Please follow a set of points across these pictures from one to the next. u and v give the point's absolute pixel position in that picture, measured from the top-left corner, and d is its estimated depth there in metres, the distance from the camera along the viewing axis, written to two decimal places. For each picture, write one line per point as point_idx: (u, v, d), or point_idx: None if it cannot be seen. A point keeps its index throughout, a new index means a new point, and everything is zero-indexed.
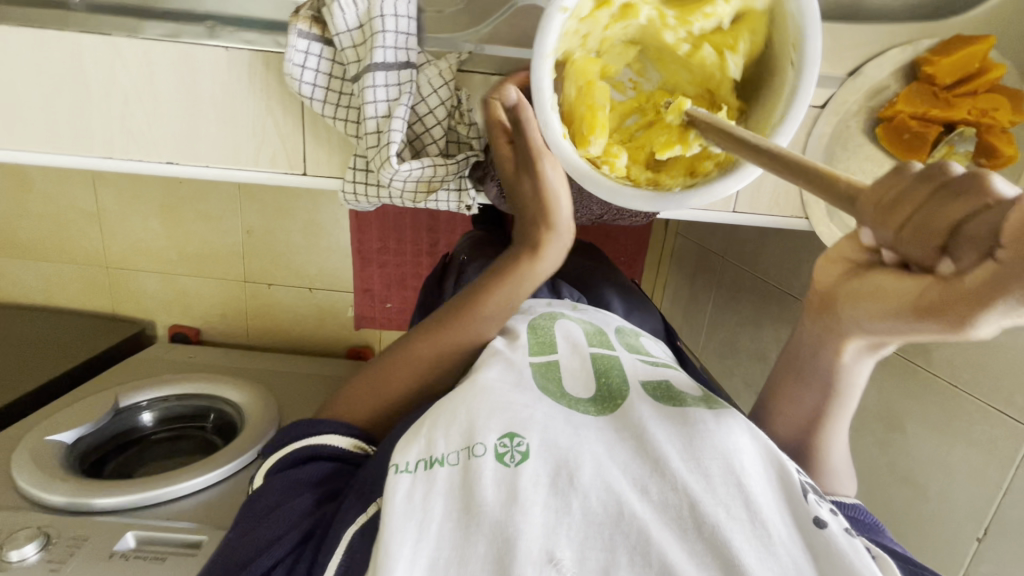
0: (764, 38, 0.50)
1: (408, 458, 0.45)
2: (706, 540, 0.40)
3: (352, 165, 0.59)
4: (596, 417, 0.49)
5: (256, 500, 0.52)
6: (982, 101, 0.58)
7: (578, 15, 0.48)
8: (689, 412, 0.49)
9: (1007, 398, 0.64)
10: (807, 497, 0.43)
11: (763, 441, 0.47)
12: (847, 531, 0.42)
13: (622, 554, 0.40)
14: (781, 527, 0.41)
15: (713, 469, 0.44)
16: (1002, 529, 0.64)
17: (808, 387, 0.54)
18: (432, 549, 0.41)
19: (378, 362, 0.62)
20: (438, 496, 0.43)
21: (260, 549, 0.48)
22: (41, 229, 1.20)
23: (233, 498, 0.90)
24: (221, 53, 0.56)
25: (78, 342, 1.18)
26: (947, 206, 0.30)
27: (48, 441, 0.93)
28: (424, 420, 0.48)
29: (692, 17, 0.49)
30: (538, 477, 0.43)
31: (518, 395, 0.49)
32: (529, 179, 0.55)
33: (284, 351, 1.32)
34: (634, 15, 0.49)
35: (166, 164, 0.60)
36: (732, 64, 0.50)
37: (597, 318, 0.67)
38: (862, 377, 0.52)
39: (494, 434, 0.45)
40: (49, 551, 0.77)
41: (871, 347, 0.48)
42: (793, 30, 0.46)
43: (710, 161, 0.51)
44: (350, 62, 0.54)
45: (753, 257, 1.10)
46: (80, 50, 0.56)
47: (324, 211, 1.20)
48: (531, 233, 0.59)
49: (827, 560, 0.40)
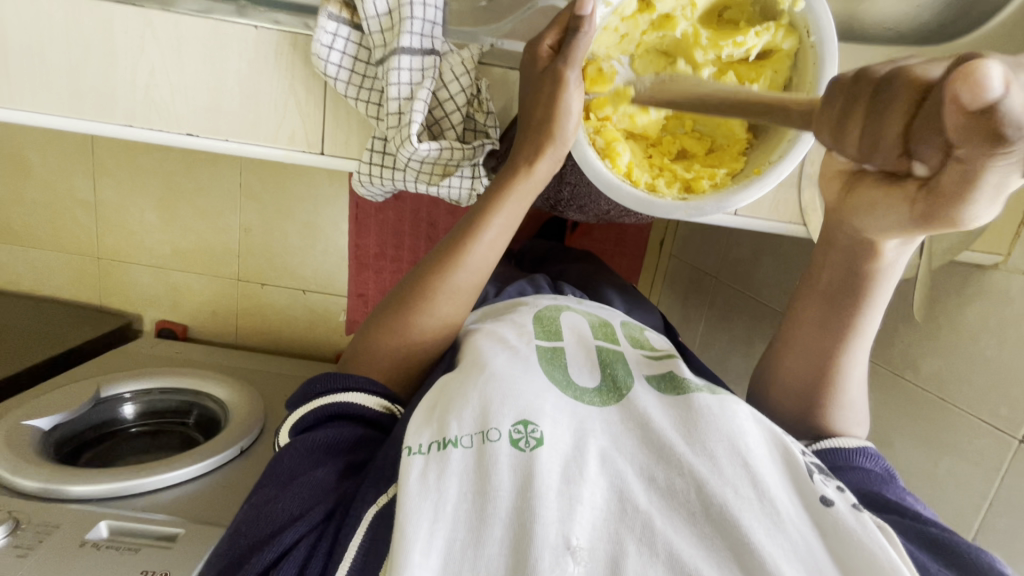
0: (785, 79, 0.55)
1: (420, 441, 0.47)
2: (715, 521, 0.43)
3: (370, 145, 0.60)
4: (601, 407, 0.53)
5: (276, 469, 0.53)
6: None
7: (620, 14, 0.54)
8: (694, 398, 0.52)
9: (992, 409, 0.66)
10: (811, 478, 0.47)
11: (766, 428, 0.51)
12: (853, 508, 0.44)
13: (630, 543, 0.41)
14: (787, 507, 0.44)
15: (719, 451, 0.47)
16: (987, 539, 0.65)
17: (834, 310, 0.59)
18: (449, 530, 0.42)
19: (385, 315, 0.60)
20: (452, 477, 0.44)
21: (284, 521, 0.49)
22: (34, 215, 1.19)
23: (216, 491, 0.88)
24: (251, 31, 0.58)
25: (62, 331, 1.16)
26: (892, 115, 0.33)
27: (25, 426, 0.90)
28: (437, 404, 0.50)
29: (723, 42, 0.53)
30: (552, 464, 0.45)
31: (530, 382, 0.51)
32: (550, 83, 0.53)
33: (273, 352, 1.30)
34: (671, 28, 0.54)
35: (186, 136, 0.61)
36: (750, 96, 0.55)
37: (602, 311, 0.71)
38: (899, 267, 0.55)
39: (508, 421, 0.47)
40: (17, 536, 0.74)
41: (906, 242, 0.51)
42: (810, 73, 0.53)
43: (706, 180, 0.57)
44: (377, 46, 0.57)
45: (746, 277, 1.13)
46: (111, 22, 0.57)
47: (324, 213, 1.20)
48: (528, 144, 0.57)
49: (835, 538, 0.43)
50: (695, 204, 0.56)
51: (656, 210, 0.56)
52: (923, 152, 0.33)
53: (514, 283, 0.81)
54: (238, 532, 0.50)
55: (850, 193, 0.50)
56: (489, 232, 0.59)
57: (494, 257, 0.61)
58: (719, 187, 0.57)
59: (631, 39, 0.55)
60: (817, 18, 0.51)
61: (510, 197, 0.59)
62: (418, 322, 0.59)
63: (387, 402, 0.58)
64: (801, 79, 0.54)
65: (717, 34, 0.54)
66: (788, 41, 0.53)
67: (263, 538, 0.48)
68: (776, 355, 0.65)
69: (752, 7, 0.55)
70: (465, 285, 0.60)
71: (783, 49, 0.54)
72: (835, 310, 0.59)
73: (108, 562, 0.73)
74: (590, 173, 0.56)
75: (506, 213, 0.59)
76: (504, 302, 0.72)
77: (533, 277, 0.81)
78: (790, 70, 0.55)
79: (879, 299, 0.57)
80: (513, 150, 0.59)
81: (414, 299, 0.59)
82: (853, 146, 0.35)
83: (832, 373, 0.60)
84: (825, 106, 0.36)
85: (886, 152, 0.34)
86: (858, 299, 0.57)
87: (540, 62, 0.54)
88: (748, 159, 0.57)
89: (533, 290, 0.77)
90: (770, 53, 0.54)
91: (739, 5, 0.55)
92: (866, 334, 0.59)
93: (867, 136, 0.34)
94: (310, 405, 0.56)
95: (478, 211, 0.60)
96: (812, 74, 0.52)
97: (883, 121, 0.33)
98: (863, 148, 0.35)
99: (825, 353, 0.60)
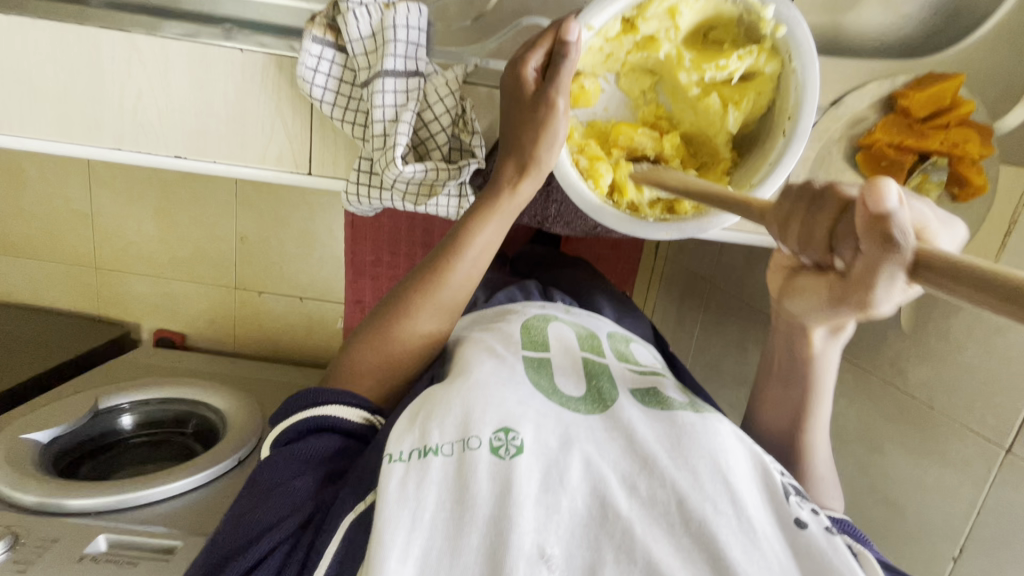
0: (768, 101, 0.56)
1: (402, 449, 0.46)
2: (694, 534, 0.43)
3: (357, 166, 0.61)
4: (586, 414, 0.53)
5: (256, 480, 0.52)
6: (954, 134, 0.60)
7: (604, 36, 0.54)
8: (677, 415, 0.53)
9: (980, 418, 0.67)
10: (788, 499, 0.47)
11: (747, 445, 0.51)
12: (827, 531, 0.45)
13: (608, 552, 0.42)
14: (765, 526, 0.45)
15: (700, 467, 0.47)
16: (977, 547, 0.66)
17: (788, 387, 0.64)
18: (426, 538, 0.42)
19: (367, 331, 0.60)
20: (430, 486, 0.44)
21: (259, 531, 0.48)
22: (30, 227, 1.20)
23: (212, 503, 0.88)
24: (237, 54, 0.58)
25: (60, 342, 1.17)
26: (822, 215, 0.37)
27: (22, 440, 0.91)
28: (419, 409, 0.50)
29: (707, 65, 0.54)
30: (531, 471, 0.45)
31: (512, 390, 0.51)
32: (541, 110, 0.53)
33: (270, 360, 1.31)
34: (655, 49, 0.55)
35: (175, 158, 0.62)
36: (733, 117, 0.56)
37: (589, 321, 0.71)
38: (831, 361, 0.61)
39: (489, 428, 0.47)
40: (16, 551, 0.75)
41: (833, 331, 0.56)
42: (793, 99, 0.53)
43: (689, 202, 0.58)
44: (362, 68, 0.57)
45: (739, 281, 1.13)
46: (99, 45, 0.58)
47: (319, 221, 1.20)
48: (514, 169, 0.57)
49: (808, 559, 0.44)
50: (677, 225, 0.57)
51: (636, 231, 0.57)
52: (845, 251, 0.36)
53: (505, 288, 0.82)
54: (215, 543, 0.50)
55: (788, 287, 0.51)
56: (472, 248, 0.60)
57: (477, 276, 0.62)
58: (701, 211, 0.57)
59: (616, 58, 0.56)
60: (798, 46, 0.51)
61: (495, 219, 0.59)
62: (402, 341, 0.59)
63: (368, 414, 0.57)
64: (783, 102, 0.55)
65: (700, 56, 0.55)
66: (771, 65, 0.53)
67: (239, 547, 0.48)
68: (755, 408, 0.68)
69: (737, 27, 0.54)
70: (450, 304, 0.61)
71: (766, 73, 0.54)
72: (791, 388, 0.63)
73: None
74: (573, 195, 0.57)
75: (490, 233, 0.60)
76: (493, 311, 0.72)
77: (523, 284, 0.81)
78: (773, 92, 0.55)
79: (824, 383, 0.62)
80: (497, 172, 0.59)
81: (398, 315, 0.59)
82: (792, 238, 0.39)
83: (800, 442, 0.64)
84: (782, 200, 0.40)
85: (815, 246, 0.38)
86: (805, 374, 0.62)
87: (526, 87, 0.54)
88: (731, 178, 0.58)
89: (522, 297, 0.77)
90: (753, 75, 0.55)
91: (724, 25, 0.55)
92: (823, 411, 0.63)
93: (802, 230, 0.38)
94: (292, 417, 0.56)
95: (461, 227, 0.60)
96: (794, 102, 0.53)
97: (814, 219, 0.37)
98: (799, 240, 0.38)
99: (795, 407, 0.63)
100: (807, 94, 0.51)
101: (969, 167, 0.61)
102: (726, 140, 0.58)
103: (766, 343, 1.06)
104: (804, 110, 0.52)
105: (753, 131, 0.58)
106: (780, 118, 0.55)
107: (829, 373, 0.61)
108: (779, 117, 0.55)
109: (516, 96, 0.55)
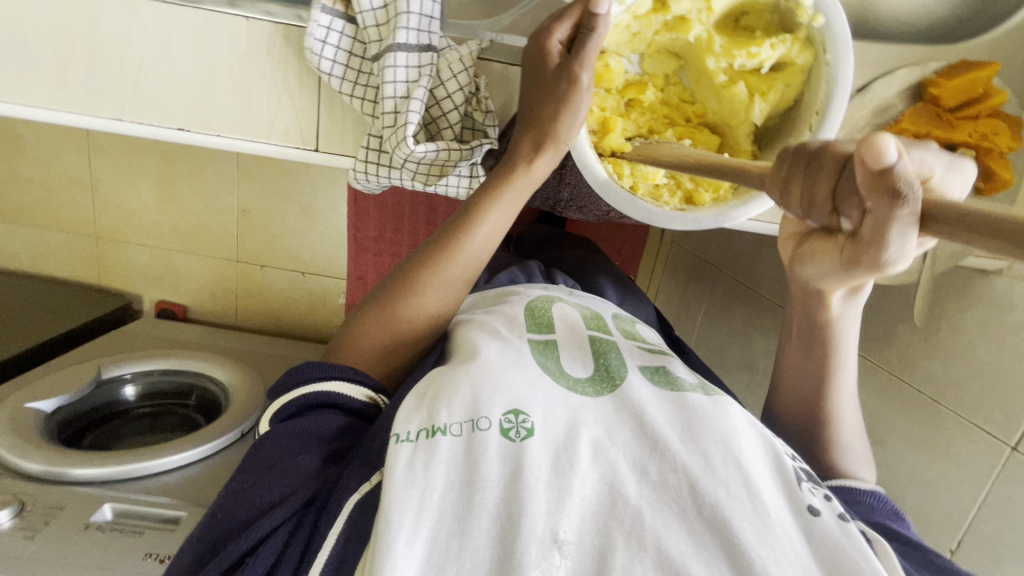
0: (796, 93, 0.54)
1: (409, 429, 0.46)
2: (706, 519, 0.43)
3: (365, 144, 0.59)
4: (595, 397, 0.52)
5: (253, 457, 0.51)
6: (982, 125, 0.59)
7: (633, 12, 0.52)
8: (687, 395, 0.53)
9: (987, 415, 0.66)
10: (801, 486, 0.47)
11: (758, 431, 0.51)
12: (840, 518, 0.45)
13: (619, 538, 0.41)
14: (778, 510, 0.44)
15: (712, 450, 0.47)
16: (975, 540, 0.67)
17: (809, 356, 0.64)
18: (434, 520, 0.41)
19: (374, 306, 0.59)
20: (439, 465, 0.43)
21: (261, 509, 0.47)
22: (30, 194, 1.18)
23: (216, 475, 0.89)
24: (241, 22, 0.56)
25: (62, 312, 1.16)
26: (824, 176, 0.35)
27: (27, 409, 0.91)
28: (427, 390, 0.49)
29: (737, 51, 0.53)
30: (542, 454, 0.44)
31: (520, 371, 0.50)
32: (563, 86, 0.52)
33: (273, 334, 1.30)
34: (685, 30, 0.53)
35: (177, 131, 0.60)
36: (758, 108, 0.54)
37: (593, 303, 0.70)
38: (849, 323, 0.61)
39: (499, 409, 0.46)
40: (23, 518, 0.76)
41: (851, 293, 0.57)
42: (822, 93, 0.52)
43: (708, 192, 0.57)
44: (373, 40, 0.55)
45: (746, 268, 1.12)
46: (98, 9, 0.55)
47: (322, 196, 1.18)
48: (529, 145, 0.56)
49: (821, 545, 0.43)
50: (693, 216, 0.56)
51: (652, 219, 0.56)
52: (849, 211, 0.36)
53: (507, 269, 0.80)
54: (212, 521, 0.49)
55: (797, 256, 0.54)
56: (483, 229, 0.59)
57: (486, 255, 0.61)
58: (720, 201, 0.57)
59: (642, 38, 0.55)
60: (834, 36, 0.49)
61: (507, 197, 0.58)
62: (408, 318, 0.58)
63: (373, 393, 0.56)
64: (812, 95, 0.53)
65: (730, 41, 0.53)
66: (803, 56, 0.52)
67: (239, 526, 0.47)
68: (777, 385, 0.68)
69: (770, 14, 0.54)
70: (458, 283, 0.60)
71: (797, 63, 0.53)
72: (810, 355, 0.64)
73: (112, 545, 0.75)
74: (588, 175, 0.56)
75: (500, 212, 0.59)
76: (494, 291, 0.71)
77: (526, 264, 0.80)
78: (803, 84, 0.54)
79: (845, 346, 0.62)
80: (511, 148, 0.58)
81: (406, 291, 0.58)
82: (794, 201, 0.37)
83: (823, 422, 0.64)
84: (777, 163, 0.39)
85: (818, 209, 0.36)
86: (823, 337, 0.62)
87: (550, 60, 0.52)
88: (752, 173, 0.58)
89: (524, 278, 0.76)
90: (784, 64, 0.54)
91: (757, 12, 0.54)
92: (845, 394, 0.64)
93: (802, 193, 0.37)
94: (291, 393, 0.55)
95: (474, 206, 0.59)
96: (824, 95, 0.51)
97: (817, 180, 0.36)
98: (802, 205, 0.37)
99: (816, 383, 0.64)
100: (839, 87, 0.50)
101: (996, 160, 0.59)
102: (748, 132, 0.56)
103: (771, 332, 1.05)
104: (834, 104, 0.50)
105: (777, 123, 0.57)
106: (808, 112, 0.53)
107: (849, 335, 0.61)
108: (807, 112, 0.54)
109: (538, 70, 0.52)
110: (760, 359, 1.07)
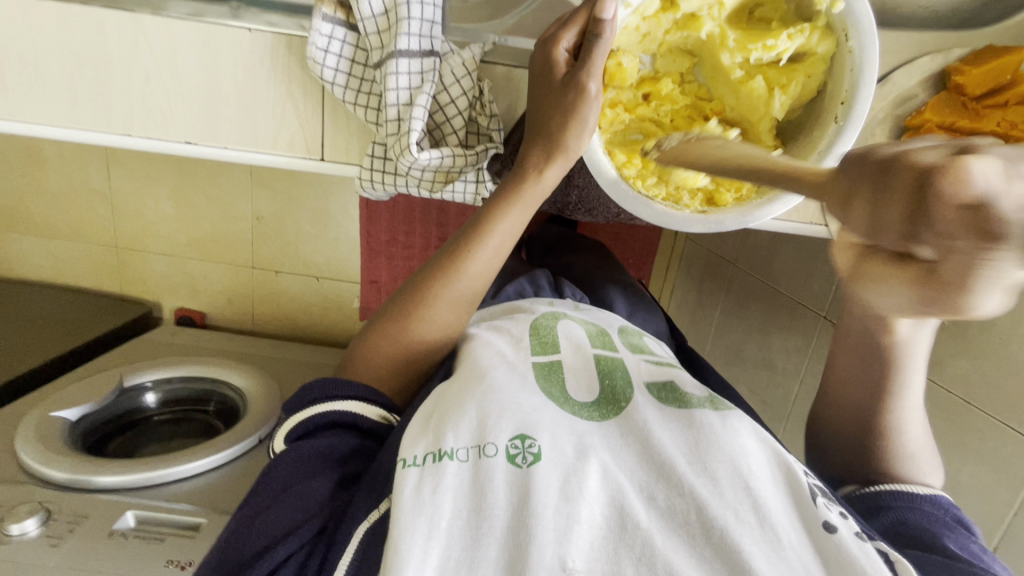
0: (818, 84, 0.53)
1: (416, 453, 0.45)
2: (715, 544, 0.42)
3: (370, 152, 0.59)
4: (599, 423, 0.51)
5: (268, 479, 0.51)
6: (1014, 113, 0.55)
7: (642, 13, 0.51)
8: (695, 413, 0.51)
9: (1021, 415, 0.63)
10: (815, 501, 0.45)
11: (768, 445, 0.49)
12: (857, 536, 0.43)
13: (629, 565, 0.41)
14: (789, 532, 0.43)
15: (721, 473, 0.45)
16: (1010, 546, 0.64)
17: (869, 366, 0.59)
18: (443, 549, 0.41)
19: (386, 321, 0.58)
20: (447, 491, 0.43)
21: (273, 536, 0.47)
22: (53, 207, 1.20)
23: (234, 481, 0.89)
24: (244, 34, 0.56)
25: (84, 321, 1.19)
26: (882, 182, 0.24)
27: (52, 418, 0.93)
28: (432, 415, 0.48)
29: (752, 45, 0.51)
30: (550, 479, 0.43)
31: (525, 396, 0.49)
32: (571, 94, 0.50)
33: (289, 339, 1.31)
34: (697, 28, 0.52)
35: (185, 143, 0.60)
36: (779, 102, 0.53)
37: (600, 317, 0.69)
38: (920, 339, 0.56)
39: (505, 435, 0.45)
40: (49, 526, 0.77)
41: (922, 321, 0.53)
42: (848, 81, 0.50)
43: (729, 192, 0.56)
44: (374, 48, 0.55)
45: (763, 265, 1.09)
46: (104, 25, 0.55)
47: (335, 201, 1.19)
48: (538, 154, 0.55)
49: (836, 565, 0.42)
50: (715, 218, 0.55)
51: (672, 223, 0.56)
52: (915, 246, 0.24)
53: (514, 281, 0.79)
54: (228, 544, 0.49)
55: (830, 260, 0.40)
56: (494, 238, 0.58)
57: (497, 264, 0.60)
58: (742, 200, 0.56)
59: (653, 38, 0.53)
60: (856, 22, 0.47)
61: (517, 205, 0.57)
62: (421, 331, 0.58)
63: (386, 412, 0.56)
64: (835, 86, 0.51)
65: (745, 36, 0.52)
66: (824, 45, 0.50)
67: (251, 556, 0.47)
68: (828, 381, 0.65)
69: (786, 5, 0.52)
70: (470, 294, 0.59)
71: (818, 53, 0.51)
72: (870, 367, 0.59)
73: (135, 551, 0.76)
74: (605, 186, 0.55)
75: (511, 221, 0.58)
76: (501, 308, 0.69)
77: (533, 275, 0.79)
78: (825, 74, 0.52)
79: (912, 361, 0.58)
80: (521, 157, 0.57)
81: (419, 305, 0.58)
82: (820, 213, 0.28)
83: (879, 431, 0.61)
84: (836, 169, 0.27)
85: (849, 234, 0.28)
86: (887, 354, 0.57)
87: (555, 71, 0.51)
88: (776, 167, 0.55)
89: (532, 290, 0.75)
90: (804, 55, 0.52)
91: (772, 3, 0.52)
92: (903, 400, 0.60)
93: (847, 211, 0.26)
94: (305, 412, 0.54)
95: (484, 215, 0.58)
96: (849, 84, 0.49)
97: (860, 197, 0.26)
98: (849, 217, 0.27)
99: (872, 389, 0.60)
100: (864, 75, 0.48)
101: None
102: (770, 126, 0.54)
103: (790, 330, 1.03)
104: (861, 93, 0.49)
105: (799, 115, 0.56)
106: (832, 102, 0.52)
107: (914, 352, 0.57)
108: (831, 103, 0.52)
109: (544, 83, 0.52)
110: (780, 358, 1.05)
